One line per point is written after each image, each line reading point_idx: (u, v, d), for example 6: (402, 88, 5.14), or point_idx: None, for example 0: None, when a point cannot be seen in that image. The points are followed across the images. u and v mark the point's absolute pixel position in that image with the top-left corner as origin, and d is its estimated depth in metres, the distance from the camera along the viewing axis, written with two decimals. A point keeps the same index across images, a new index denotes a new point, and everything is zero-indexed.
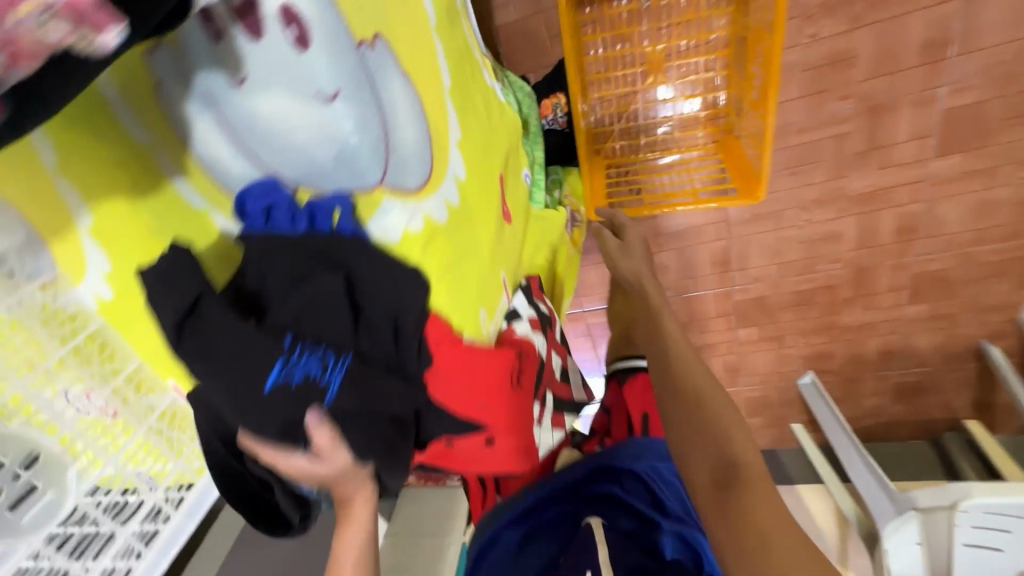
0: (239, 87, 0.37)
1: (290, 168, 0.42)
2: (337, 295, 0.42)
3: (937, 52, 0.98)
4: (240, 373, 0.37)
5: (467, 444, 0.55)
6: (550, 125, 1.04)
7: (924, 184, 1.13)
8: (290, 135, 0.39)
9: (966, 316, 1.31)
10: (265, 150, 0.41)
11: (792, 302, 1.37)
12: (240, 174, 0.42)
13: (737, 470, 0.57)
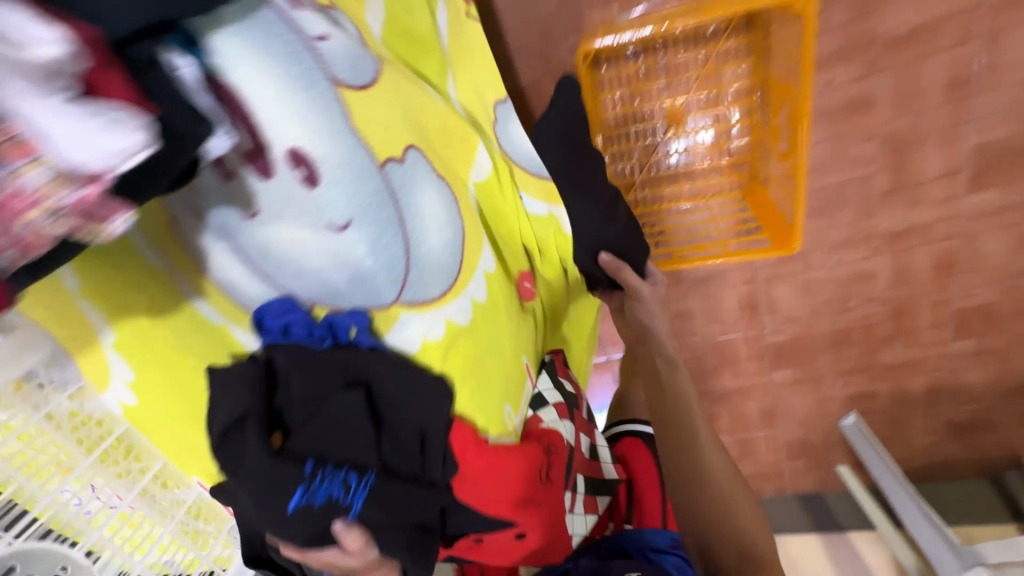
0: (252, 219, 0.38)
1: (308, 288, 0.41)
2: (359, 410, 0.42)
3: (959, 91, 0.94)
4: (274, 492, 0.39)
5: (497, 538, 0.54)
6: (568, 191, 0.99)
7: (959, 220, 1.08)
8: (304, 260, 0.39)
9: (1016, 350, 1.24)
10: (284, 270, 0.41)
11: (829, 341, 1.30)
12: (258, 293, 0.42)
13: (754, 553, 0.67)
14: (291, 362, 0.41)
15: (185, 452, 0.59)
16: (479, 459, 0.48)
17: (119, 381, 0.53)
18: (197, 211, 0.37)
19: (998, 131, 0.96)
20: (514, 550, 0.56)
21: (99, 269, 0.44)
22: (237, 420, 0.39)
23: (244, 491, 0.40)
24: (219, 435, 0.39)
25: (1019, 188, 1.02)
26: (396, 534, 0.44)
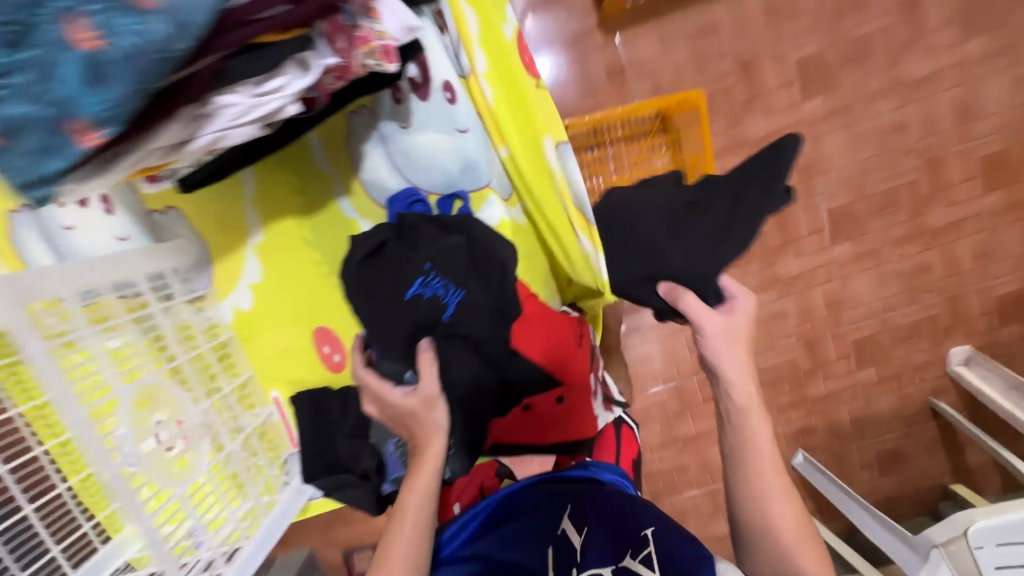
0: (405, 129, 0.62)
1: (428, 180, 0.64)
2: (458, 246, 0.61)
3: (806, 173, 1.38)
4: (388, 293, 0.59)
5: (543, 401, 0.68)
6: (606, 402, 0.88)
7: (833, 266, 1.45)
8: (433, 156, 0.63)
9: (907, 375, 1.54)
10: (415, 167, 0.64)
11: (766, 378, 1.56)
12: (392, 184, 0.64)
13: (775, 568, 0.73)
14: (414, 219, 0.62)
15: (277, 359, 0.71)
16: (536, 307, 0.65)
17: (249, 281, 0.69)
18: (373, 123, 0.62)
19: (839, 200, 1.40)
20: (560, 418, 0.70)
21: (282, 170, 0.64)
22: (376, 247, 0.60)
23: (366, 296, 0.59)
24: (360, 257, 0.60)
25: (865, 239, 1.43)
26: (467, 345, 0.61)
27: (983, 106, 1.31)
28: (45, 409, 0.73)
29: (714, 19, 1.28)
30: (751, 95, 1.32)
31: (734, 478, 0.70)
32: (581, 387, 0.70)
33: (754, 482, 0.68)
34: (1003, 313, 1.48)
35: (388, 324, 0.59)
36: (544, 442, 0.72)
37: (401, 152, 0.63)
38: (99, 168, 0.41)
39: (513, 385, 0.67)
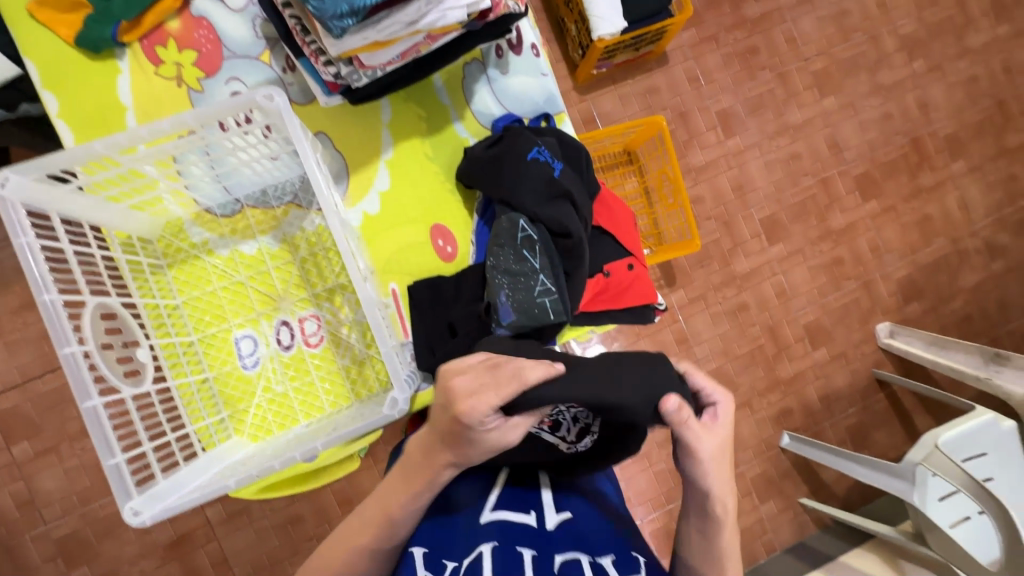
0: (504, 74, 0.89)
1: (521, 109, 0.89)
2: (554, 141, 0.84)
3: (740, 190, 1.78)
4: (504, 160, 0.81)
5: (619, 270, 0.88)
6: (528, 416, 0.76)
7: (774, 263, 1.80)
8: (524, 91, 0.89)
9: (851, 352, 1.84)
10: (510, 102, 0.89)
11: (743, 364, 1.77)
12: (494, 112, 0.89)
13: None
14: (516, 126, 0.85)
15: (398, 252, 0.85)
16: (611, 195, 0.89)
17: (375, 191, 0.86)
18: (482, 68, 0.88)
19: (766, 210, 1.80)
20: (632, 284, 0.89)
21: (406, 100, 0.87)
22: (495, 140, 0.84)
23: (483, 172, 0.82)
24: (483, 146, 0.83)
25: (792, 240, 1.81)
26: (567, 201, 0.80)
27: (845, 140, 1.85)
28: (169, 312, 0.78)
29: (654, 84, 1.75)
30: (689, 136, 1.76)
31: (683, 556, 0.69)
32: (644, 261, 0.90)
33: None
34: (904, 293, 1.87)
35: (512, 179, 0.80)
36: (621, 306, 0.88)
37: (501, 91, 0.89)
38: (367, 27, 0.65)
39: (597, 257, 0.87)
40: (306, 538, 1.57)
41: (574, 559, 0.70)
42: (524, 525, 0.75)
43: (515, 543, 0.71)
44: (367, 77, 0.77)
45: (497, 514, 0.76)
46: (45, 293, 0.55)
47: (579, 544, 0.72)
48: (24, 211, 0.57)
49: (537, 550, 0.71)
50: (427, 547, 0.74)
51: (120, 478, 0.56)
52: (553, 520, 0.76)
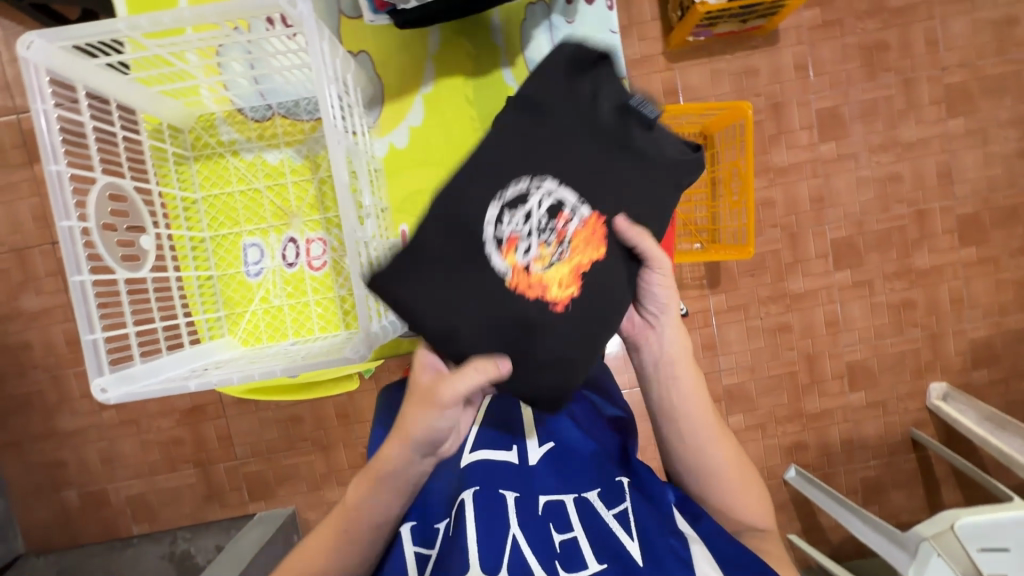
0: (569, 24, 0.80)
1: None
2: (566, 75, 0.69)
3: (818, 204, 1.61)
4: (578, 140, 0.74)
5: None
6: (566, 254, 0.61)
7: (834, 289, 1.64)
8: None
9: (892, 403, 1.68)
10: None
11: (768, 386, 1.66)
12: None
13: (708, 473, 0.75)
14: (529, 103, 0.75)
15: (414, 196, 0.83)
16: None
17: (405, 126, 0.82)
18: (546, 12, 0.80)
19: (842, 231, 1.62)
20: None
21: (457, 36, 0.82)
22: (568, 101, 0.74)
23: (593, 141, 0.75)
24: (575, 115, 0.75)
25: (862, 269, 1.63)
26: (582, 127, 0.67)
27: (960, 171, 1.60)
28: (185, 205, 0.80)
29: (754, 64, 1.56)
30: (778, 131, 1.58)
31: (671, 427, 0.73)
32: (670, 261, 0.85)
33: (703, 442, 0.73)
34: (974, 356, 1.67)
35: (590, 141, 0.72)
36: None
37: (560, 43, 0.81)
38: None
39: None
40: (302, 438, 1.68)
41: (558, 500, 0.73)
42: (506, 464, 0.76)
43: (496, 486, 0.73)
44: (416, 0, 0.70)
45: (477, 455, 0.76)
46: (53, 164, 0.57)
47: (563, 484, 0.75)
48: (46, 79, 0.58)
49: (520, 492, 0.73)
50: (414, 520, 0.74)
51: (95, 355, 0.58)
52: (536, 454, 0.77)
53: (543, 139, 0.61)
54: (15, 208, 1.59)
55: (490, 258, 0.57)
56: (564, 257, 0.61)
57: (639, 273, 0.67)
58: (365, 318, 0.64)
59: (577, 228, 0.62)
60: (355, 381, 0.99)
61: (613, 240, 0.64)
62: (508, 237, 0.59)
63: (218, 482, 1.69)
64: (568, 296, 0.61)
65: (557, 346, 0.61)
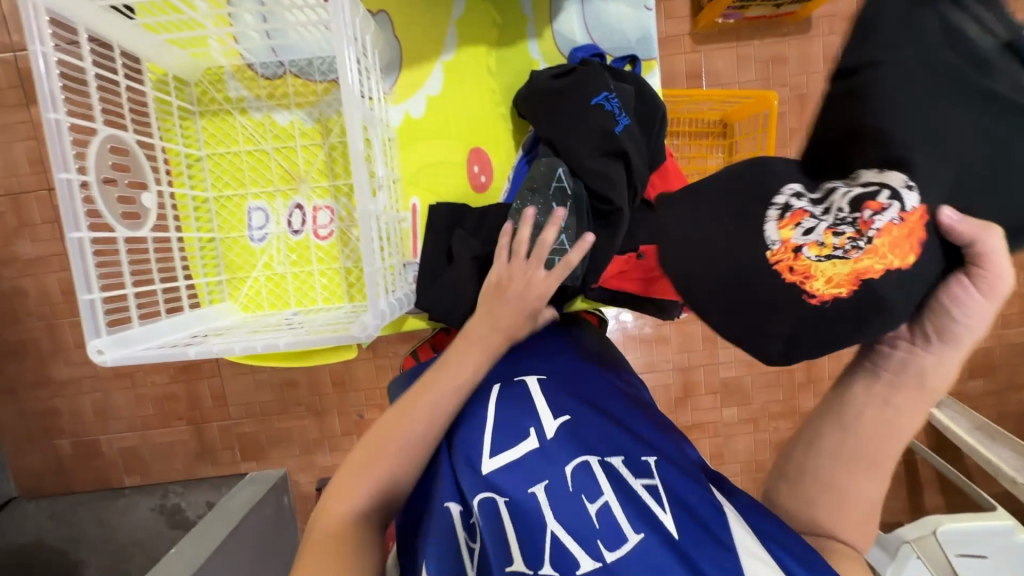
0: None
1: (608, 42, 0.78)
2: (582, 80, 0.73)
3: None
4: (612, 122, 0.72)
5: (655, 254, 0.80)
6: (855, 249, 0.49)
7: None
8: (620, 24, 0.77)
9: None
10: (598, 31, 0.78)
11: (764, 382, 1.67)
12: (577, 38, 0.78)
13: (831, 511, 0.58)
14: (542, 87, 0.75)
15: (427, 169, 0.80)
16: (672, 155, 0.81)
17: (424, 94, 0.79)
18: None
19: None
20: None
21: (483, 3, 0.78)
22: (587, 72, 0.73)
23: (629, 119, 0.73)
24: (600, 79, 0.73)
25: None
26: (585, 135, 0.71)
27: None
28: (190, 163, 0.77)
29: (783, 52, 1.50)
30: (800, 124, 1.54)
31: (831, 436, 0.57)
32: None
33: (859, 466, 0.56)
34: (972, 365, 1.67)
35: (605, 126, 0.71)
36: (647, 297, 0.82)
37: (591, 17, 0.77)
38: None
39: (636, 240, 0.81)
40: (297, 403, 1.68)
41: (585, 467, 0.64)
42: (528, 452, 0.65)
43: (518, 473, 0.64)
44: None
45: (498, 459, 0.65)
46: (52, 112, 0.53)
47: (583, 449, 0.65)
48: (47, 21, 0.53)
49: (546, 476, 0.63)
50: (458, 504, 0.64)
51: (93, 316, 0.56)
52: (552, 428, 0.67)
53: (877, 109, 0.50)
54: (10, 150, 1.54)
55: (766, 221, 0.53)
56: (856, 253, 0.49)
57: (947, 279, 0.50)
58: (374, 297, 0.62)
59: (891, 223, 0.48)
60: (356, 350, 0.97)
61: (937, 239, 0.49)
62: (792, 208, 0.52)
63: (212, 440, 1.70)
64: (836, 295, 0.50)
65: (795, 324, 0.52)
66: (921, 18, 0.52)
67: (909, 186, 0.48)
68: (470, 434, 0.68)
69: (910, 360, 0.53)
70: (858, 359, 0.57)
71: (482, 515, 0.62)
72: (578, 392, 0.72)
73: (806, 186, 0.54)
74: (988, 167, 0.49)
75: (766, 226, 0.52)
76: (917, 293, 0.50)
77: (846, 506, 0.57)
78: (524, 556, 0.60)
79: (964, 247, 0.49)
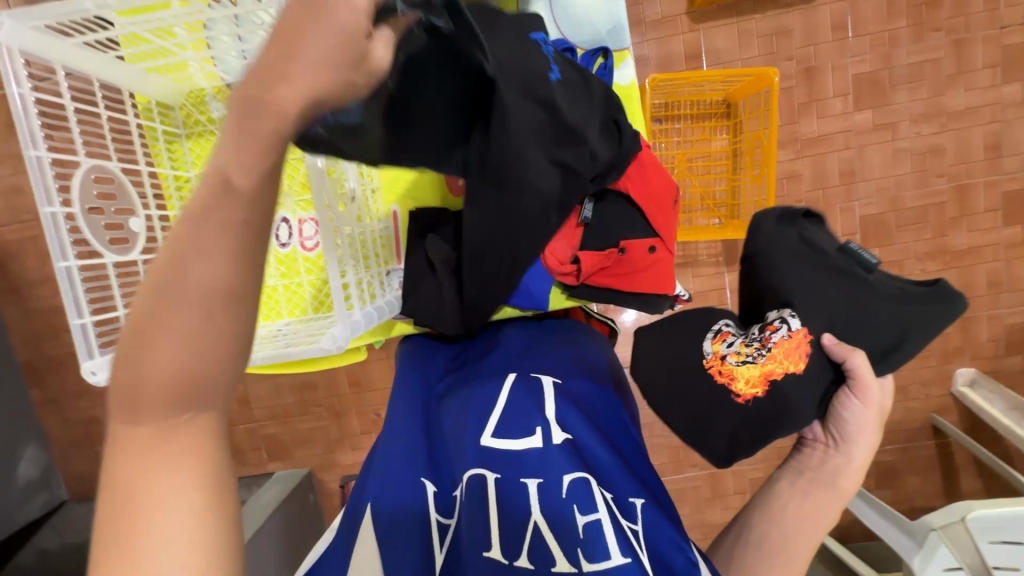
0: None
1: (579, 36, 0.84)
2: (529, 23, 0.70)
3: (848, 178, 1.51)
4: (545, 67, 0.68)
5: (637, 248, 0.82)
6: (758, 354, 0.65)
7: None
8: (589, 16, 0.83)
9: (914, 388, 1.62)
10: (568, 26, 0.84)
11: None
12: (549, 34, 0.84)
13: (777, 546, 0.64)
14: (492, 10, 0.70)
15: (405, 179, 0.86)
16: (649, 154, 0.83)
17: None
18: None
19: (872, 209, 1.52)
20: (648, 264, 0.83)
21: None
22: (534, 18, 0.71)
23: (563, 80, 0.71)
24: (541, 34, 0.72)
25: (892, 249, 1.54)
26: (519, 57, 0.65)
27: (1011, 144, 1.47)
28: (181, 183, 0.81)
29: (787, 24, 1.44)
30: (809, 98, 1.48)
31: (759, 523, 0.66)
32: (670, 247, 0.84)
33: (778, 557, 0.64)
34: (1008, 342, 1.58)
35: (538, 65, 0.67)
36: (629, 290, 0.84)
37: (561, 12, 0.84)
38: None
39: (618, 236, 0.83)
40: (316, 404, 1.73)
41: (584, 476, 0.59)
42: (529, 448, 0.62)
43: (516, 470, 0.60)
44: None
45: (498, 441, 0.63)
46: (32, 149, 0.59)
47: (587, 465, 0.62)
48: (21, 60, 0.60)
49: (544, 478, 0.59)
50: (435, 485, 0.62)
51: (84, 337, 0.61)
52: (558, 437, 0.63)
53: (774, 259, 0.69)
54: None
55: (702, 340, 0.70)
56: (760, 359, 0.65)
57: (838, 394, 0.64)
58: (345, 306, 0.66)
59: (783, 338, 0.64)
60: (364, 351, 1.01)
61: (820, 355, 0.64)
62: (722, 331, 0.70)
63: (239, 441, 1.78)
64: (754, 394, 0.65)
65: (736, 425, 0.65)
66: (787, 236, 0.70)
67: (792, 311, 0.65)
68: (472, 420, 0.66)
69: (826, 461, 0.66)
70: (789, 461, 0.69)
71: (469, 488, 0.59)
72: (585, 406, 0.69)
73: (737, 322, 0.72)
74: (848, 322, 0.64)
75: (703, 340, 0.70)
76: (815, 397, 0.64)
77: (784, 545, 0.64)
78: (501, 542, 0.56)
79: (843, 367, 0.63)
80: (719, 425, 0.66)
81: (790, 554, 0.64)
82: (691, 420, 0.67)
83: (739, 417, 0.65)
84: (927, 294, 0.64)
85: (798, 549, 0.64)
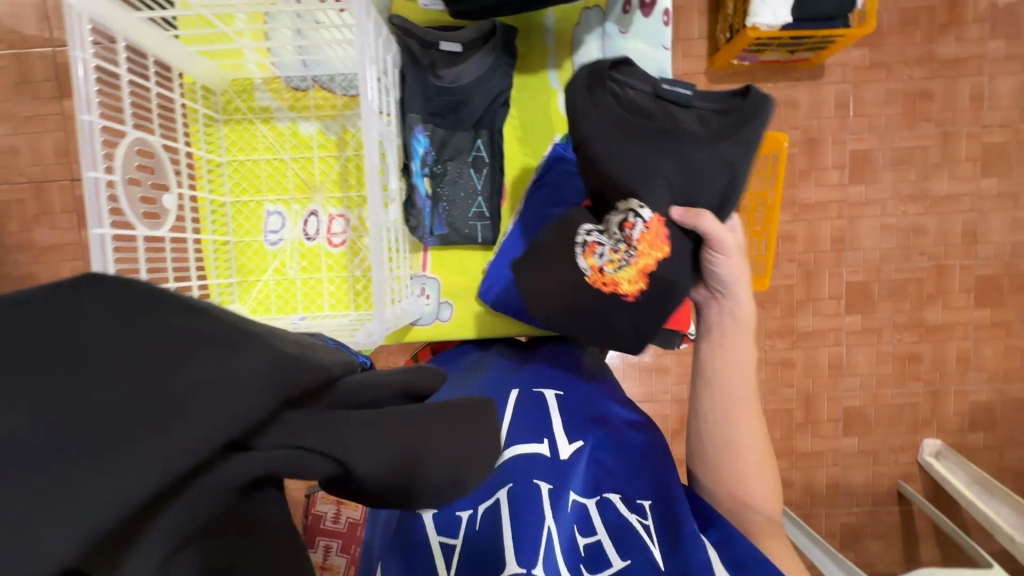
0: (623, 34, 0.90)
1: None
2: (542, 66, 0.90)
3: (839, 245, 1.59)
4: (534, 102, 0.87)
5: None
6: (628, 254, 0.77)
7: (842, 332, 1.63)
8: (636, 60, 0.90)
9: (883, 453, 1.67)
10: None
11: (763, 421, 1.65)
12: None
13: (726, 404, 0.81)
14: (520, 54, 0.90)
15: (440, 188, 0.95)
16: None
17: None
18: (599, 19, 0.91)
19: (858, 276, 1.60)
20: None
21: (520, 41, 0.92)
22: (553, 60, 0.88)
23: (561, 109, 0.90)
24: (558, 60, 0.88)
25: (872, 317, 1.62)
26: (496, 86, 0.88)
27: (986, 233, 1.59)
28: (213, 167, 0.81)
29: (795, 96, 1.54)
30: (809, 166, 1.57)
31: (704, 395, 0.82)
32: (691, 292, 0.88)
33: (734, 416, 0.80)
34: (972, 418, 1.66)
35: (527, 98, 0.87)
36: None
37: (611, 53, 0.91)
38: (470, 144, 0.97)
39: None
40: None
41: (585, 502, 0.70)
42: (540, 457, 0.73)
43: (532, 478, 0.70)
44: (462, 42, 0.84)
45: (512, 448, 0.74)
46: (86, 113, 0.57)
47: (590, 483, 0.73)
48: (89, 27, 0.58)
49: (554, 485, 0.70)
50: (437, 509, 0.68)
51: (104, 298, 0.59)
52: (566, 450, 0.75)
53: (616, 134, 0.77)
54: (41, 141, 1.59)
55: (579, 257, 0.80)
56: (631, 259, 0.77)
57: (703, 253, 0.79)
58: (382, 303, 0.68)
59: (642, 232, 0.75)
60: None
61: (677, 231, 0.77)
62: (590, 244, 0.79)
63: None
64: (638, 287, 0.77)
65: (632, 321, 0.79)
66: (603, 97, 0.79)
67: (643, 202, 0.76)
68: None
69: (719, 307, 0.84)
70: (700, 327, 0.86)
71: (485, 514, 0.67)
72: (584, 417, 0.81)
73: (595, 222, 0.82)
74: (684, 186, 0.76)
75: (579, 256, 0.80)
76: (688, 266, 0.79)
77: (726, 402, 0.81)
78: (517, 558, 0.61)
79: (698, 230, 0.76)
80: (616, 321, 0.79)
81: (743, 411, 0.80)
82: (596, 325, 0.80)
83: (638, 317, 0.78)
84: (738, 114, 0.77)
85: (745, 402, 0.81)
